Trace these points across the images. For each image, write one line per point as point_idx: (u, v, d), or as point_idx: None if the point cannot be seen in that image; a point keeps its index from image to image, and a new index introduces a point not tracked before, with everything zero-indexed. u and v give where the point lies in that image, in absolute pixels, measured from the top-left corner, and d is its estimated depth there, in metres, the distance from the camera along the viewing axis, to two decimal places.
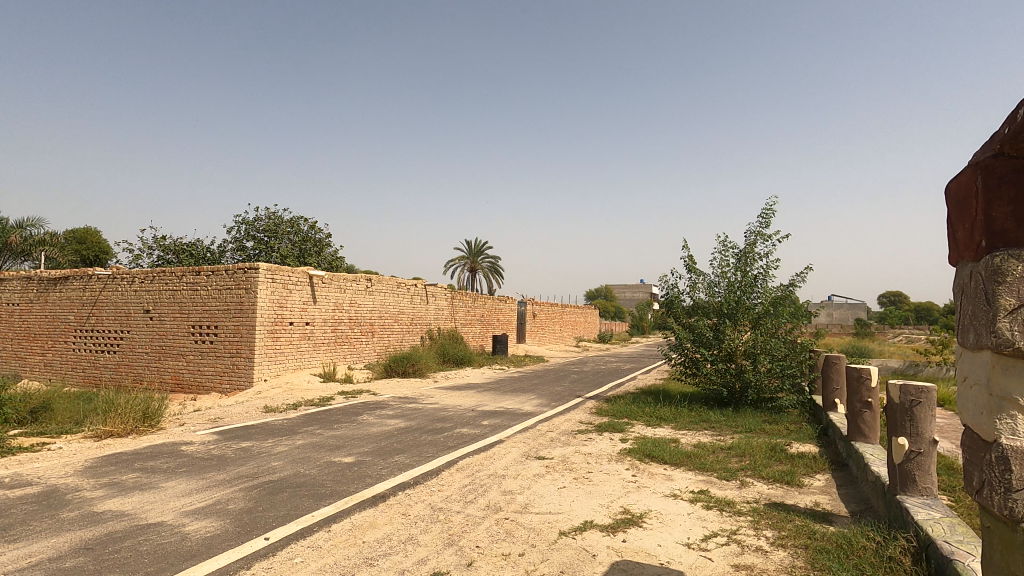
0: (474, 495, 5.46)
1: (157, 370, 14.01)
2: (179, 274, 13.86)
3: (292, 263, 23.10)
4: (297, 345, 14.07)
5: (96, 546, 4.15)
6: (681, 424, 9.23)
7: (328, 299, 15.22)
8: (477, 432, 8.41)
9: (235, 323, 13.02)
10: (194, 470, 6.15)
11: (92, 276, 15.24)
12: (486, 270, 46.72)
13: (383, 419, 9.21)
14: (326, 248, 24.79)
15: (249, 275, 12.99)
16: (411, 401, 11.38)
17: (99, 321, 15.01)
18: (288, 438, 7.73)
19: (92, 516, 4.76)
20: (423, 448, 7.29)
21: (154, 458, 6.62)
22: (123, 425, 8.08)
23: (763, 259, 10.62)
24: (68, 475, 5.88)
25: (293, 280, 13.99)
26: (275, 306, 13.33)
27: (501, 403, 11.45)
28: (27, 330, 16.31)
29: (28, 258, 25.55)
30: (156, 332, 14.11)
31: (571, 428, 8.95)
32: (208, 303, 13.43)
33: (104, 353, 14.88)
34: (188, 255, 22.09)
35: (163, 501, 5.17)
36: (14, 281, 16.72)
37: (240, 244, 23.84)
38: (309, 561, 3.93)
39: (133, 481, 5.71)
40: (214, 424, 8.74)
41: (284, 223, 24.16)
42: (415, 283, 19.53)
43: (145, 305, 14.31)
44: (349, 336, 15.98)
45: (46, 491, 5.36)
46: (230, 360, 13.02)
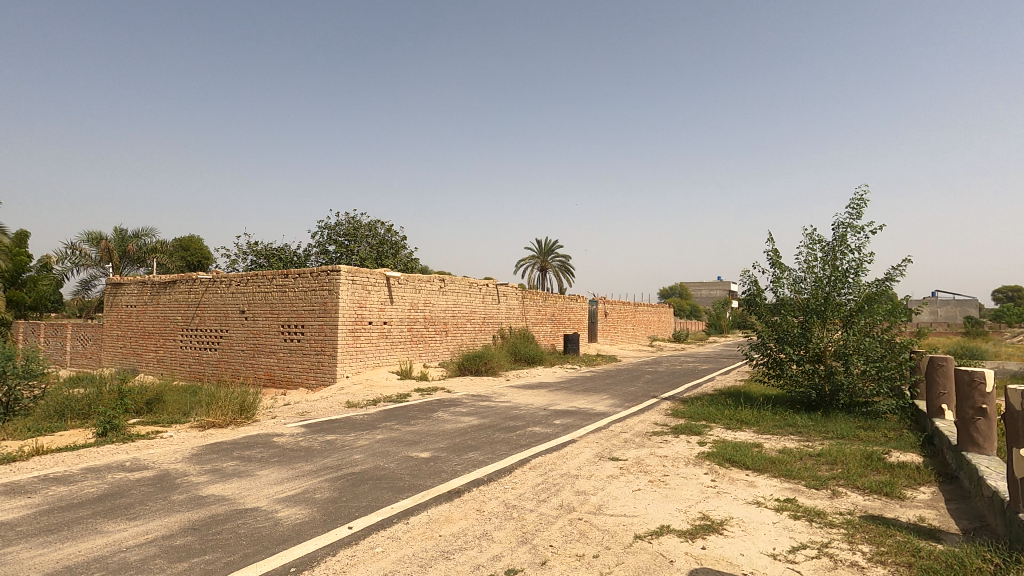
0: (547, 494, 5.46)
1: (252, 367, 15.10)
2: (270, 277, 14.89)
3: (370, 266, 24.15)
4: (375, 344, 14.65)
5: (203, 526, 4.53)
6: (765, 428, 8.78)
7: (405, 299, 15.73)
8: (550, 431, 8.41)
9: (320, 322, 13.79)
10: (285, 460, 6.57)
11: (196, 280, 16.69)
12: (557, 269, 46.70)
13: (457, 417, 9.43)
14: (403, 250, 25.65)
15: (331, 276, 13.70)
16: (484, 399, 11.56)
17: (202, 321, 16.38)
18: (369, 433, 8.08)
19: (198, 499, 5.21)
20: (496, 446, 7.38)
21: (250, 448, 7.14)
22: (223, 416, 8.77)
23: (855, 253, 9.84)
24: (178, 460, 6.48)
25: (372, 281, 14.58)
26: (355, 306, 13.98)
27: (573, 403, 11.37)
28: (142, 328, 18.09)
29: (143, 264, 28.31)
30: (250, 332, 15.22)
31: (646, 430, 8.73)
32: (296, 303, 14.32)
33: (206, 350, 16.24)
34: (277, 259, 23.66)
35: (258, 488, 5.57)
36: (132, 286, 18.60)
37: (323, 248, 25.22)
38: (389, 551, 4.09)
39: (232, 469, 6.19)
40: (303, 417, 9.30)
41: (362, 227, 25.32)
42: (486, 282, 19.81)
43: (241, 306, 15.48)
44: (424, 335, 16.46)
45: (161, 475, 5.93)
46: (316, 358, 13.79)
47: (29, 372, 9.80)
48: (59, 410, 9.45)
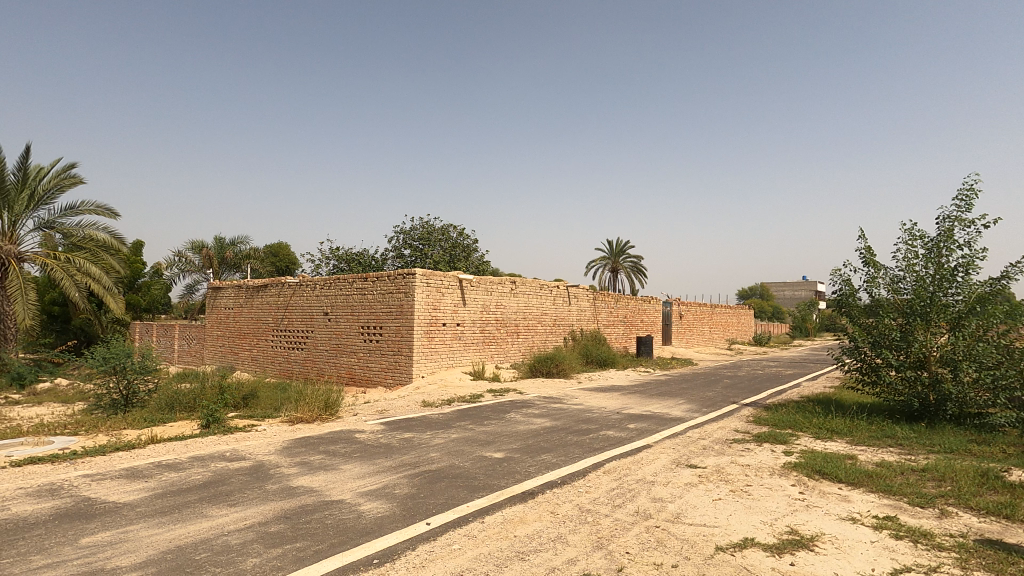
0: (622, 500, 5.35)
1: (334, 365, 15.92)
2: (350, 280, 15.65)
3: (444, 269, 24.76)
4: (449, 345, 15.00)
5: (293, 515, 4.83)
6: (859, 439, 8.15)
7: (477, 301, 16.00)
8: (624, 436, 8.26)
9: (397, 323, 14.31)
10: (367, 456, 6.87)
11: (284, 283, 17.83)
12: (629, 270, 45.76)
13: (529, 418, 9.47)
14: (474, 253, 26.10)
15: (407, 279, 14.19)
16: (556, 401, 11.52)
17: (290, 322, 17.48)
18: (444, 432, 8.29)
19: (289, 489, 5.56)
20: (569, 448, 7.33)
21: (334, 443, 7.53)
22: (310, 412, 9.31)
23: (963, 249, 8.99)
24: (271, 453, 6.94)
25: (445, 283, 14.94)
26: (430, 308, 14.39)
27: (647, 407, 11.09)
28: (239, 328, 19.56)
29: (238, 270, 30.61)
30: (333, 332, 16.06)
31: (726, 437, 8.37)
32: (375, 306, 14.95)
33: (294, 350, 17.30)
34: (357, 263, 24.82)
35: (342, 481, 5.87)
36: (229, 289, 20.15)
37: (399, 252, 26.16)
38: (465, 549, 4.17)
39: (319, 462, 6.56)
40: (382, 415, 9.69)
41: (435, 231, 26.04)
42: (557, 284, 19.77)
43: (325, 308, 16.37)
44: (495, 337, 16.67)
45: (256, 465, 6.39)
46: (393, 358, 14.33)
47: (144, 368, 10.87)
48: (169, 403, 10.41)
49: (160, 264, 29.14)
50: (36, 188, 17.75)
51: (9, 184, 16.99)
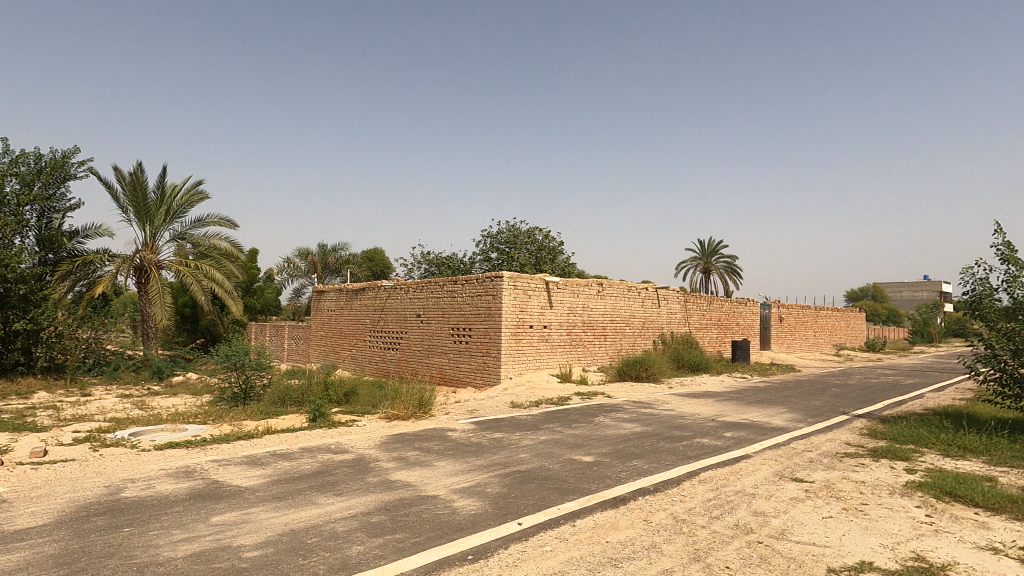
0: (721, 511, 5.11)
1: (427, 365, 16.55)
2: (441, 283, 16.22)
3: (530, 271, 24.97)
4: (536, 347, 15.09)
5: (393, 508, 5.08)
6: (998, 459, 7.21)
7: (564, 304, 15.97)
8: (720, 444, 7.88)
9: (486, 325, 14.62)
10: (459, 454, 7.08)
11: (380, 287, 18.82)
12: (722, 271, 43.61)
13: (619, 423, 9.29)
14: (560, 255, 26.08)
15: (495, 282, 14.45)
16: (646, 406, 11.22)
17: (386, 323, 18.41)
18: (533, 433, 8.35)
19: (388, 482, 5.85)
20: (661, 455, 7.11)
21: (428, 440, 7.83)
22: (405, 410, 9.75)
23: None
24: (371, 447, 7.35)
25: (532, 286, 15.05)
26: (517, 311, 14.56)
27: (745, 415, 10.50)
28: (339, 329, 20.90)
29: (339, 274, 32.73)
30: (425, 333, 16.70)
31: (837, 450, 7.72)
32: (464, 308, 15.37)
33: (389, 350, 18.20)
34: (446, 266, 25.66)
35: (437, 477, 6.08)
36: (331, 293, 21.58)
37: (486, 255, 26.72)
38: (557, 551, 4.17)
39: (415, 458, 6.85)
40: (472, 414, 9.94)
41: (522, 234, 26.33)
42: (645, 286, 19.27)
43: (417, 310, 17.07)
44: (582, 339, 16.54)
45: (358, 458, 6.79)
46: (482, 359, 14.64)
47: (260, 365, 11.92)
48: (281, 397, 11.34)
49: (272, 270, 31.85)
50: (171, 203, 20.02)
51: (150, 201, 19.29)
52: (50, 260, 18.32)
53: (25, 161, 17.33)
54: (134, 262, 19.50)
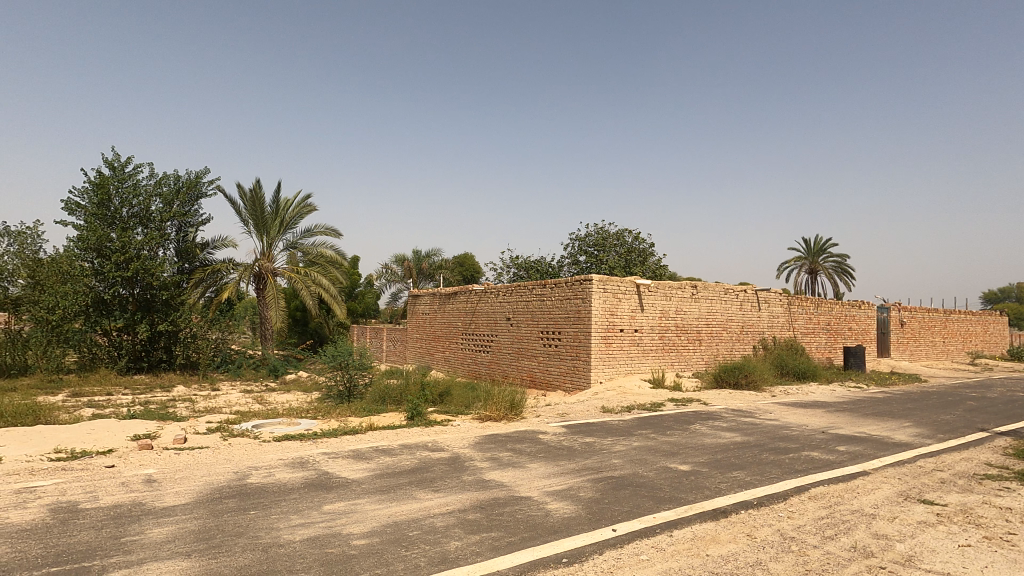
0: (835, 531, 4.72)
1: (517, 368, 16.77)
2: (530, 287, 16.37)
3: (619, 274, 24.54)
4: (627, 351, 14.79)
5: (488, 506, 5.20)
6: None
7: (656, 307, 15.52)
8: (833, 459, 7.28)
9: (575, 329, 14.56)
10: (551, 457, 7.10)
11: (471, 291, 19.36)
12: (831, 271, 40.28)
13: (718, 431, 8.87)
14: (651, 257, 25.38)
15: (584, 285, 14.34)
16: (747, 415, 10.61)
17: (477, 326, 18.89)
18: (626, 439, 8.18)
19: (483, 482, 6.00)
20: (765, 467, 6.69)
21: (520, 442, 7.93)
22: (497, 411, 9.94)
23: None
24: (466, 446, 7.57)
25: (622, 289, 14.77)
26: (607, 314, 14.35)
27: (861, 428, 9.62)
28: (433, 332, 21.73)
29: (432, 279, 34.04)
30: (515, 336, 16.93)
31: (975, 471, 6.86)
32: (553, 311, 15.40)
33: (480, 352, 18.65)
34: (535, 270, 25.86)
35: (530, 479, 6.14)
36: (425, 297, 22.48)
37: (574, 258, 26.62)
38: (654, 561, 4.06)
39: (508, 459, 6.97)
40: (563, 418, 9.93)
41: (610, 236, 25.96)
42: (744, 288, 18.25)
43: (507, 313, 17.36)
44: (676, 344, 15.97)
45: (454, 457, 7.03)
46: (572, 362, 14.60)
47: (362, 365, 12.69)
48: (381, 396, 12.00)
49: (372, 275, 33.78)
50: (284, 216, 21.86)
51: (266, 214, 21.21)
52: (185, 269, 20.67)
53: (166, 182, 19.76)
54: (254, 270, 21.48)
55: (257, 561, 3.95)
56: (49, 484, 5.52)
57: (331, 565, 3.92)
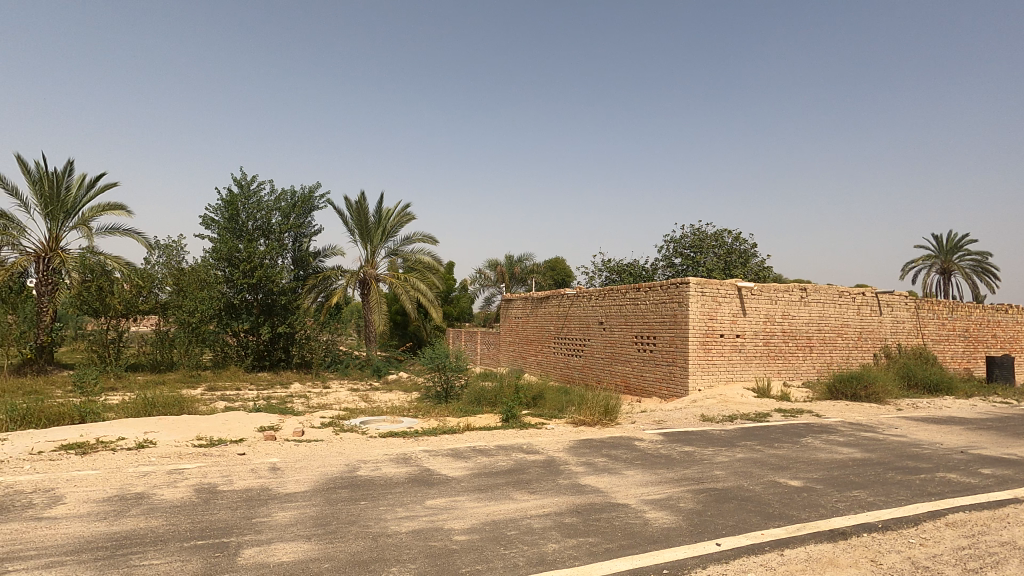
0: (980, 564, 4.18)
1: (610, 373, 16.52)
2: (624, 290, 16.08)
3: (719, 276, 23.40)
4: (728, 358, 14.05)
5: (584, 511, 5.18)
6: None
7: (760, 311, 14.60)
8: (975, 482, 6.45)
9: (671, 334, 14.07)
10: (648, 464, 6.92)
11: (563, 294, 19.36)
12: (968, 271, 35.70)
13: (834, 446, 8.17)
14: (753, 258, 23.95)
15: (681, 289, 13.84)
16: (867, 429, 9.68)
17: (569, 330, 18.85)
18: (728, 450, 7.78)
19: (579, 486, 5.98)
20: (892, 488, 6.08)
21: (616, 448, 7.80)
22: (592, 416, 9.86)
23: None
24: (561, 450, 7.58)
25: (722, 292, 14.05)
26: (706, 318, 13.73)
27: (1011, 449, 8.43)
28: (526, 335, 21.99)
29: (524, 284, 34.45)
30: (609, 341, 16.69)
31: None
32: (648, 316, 15.00)
33: (573, 356, 18.58)
34: (627, 273, 25.36)
35: (626, 486, 6.03)
36: (518, 301, 22.79)
37: (669, 261, 25.75)
38: None
39: (603, 464, 6.89)
40: (660, 425, 9.64)
41: (708, 237, 24.84)
42: (862, 291, 16.68)
43: (600, 317, 17.16)
44: (783, 351, 14.94)
45: (549, 460, 7.07)
46: (668, 368, 14.13)
47: (458, 367, 13.11)
48: (477, 397, 12.33)
49: (466, 280, 34.82)
50: (386, 225, 23.15)
51: (370, 224, 22.61)
52: (301, 276, 22.22)
53: (284, 197, 21.67)
54: (359, 276, 22.95)
55: (368, 549, 4.22)
56: (193, 467, 6.26)
57: (434, 558, 4.09)
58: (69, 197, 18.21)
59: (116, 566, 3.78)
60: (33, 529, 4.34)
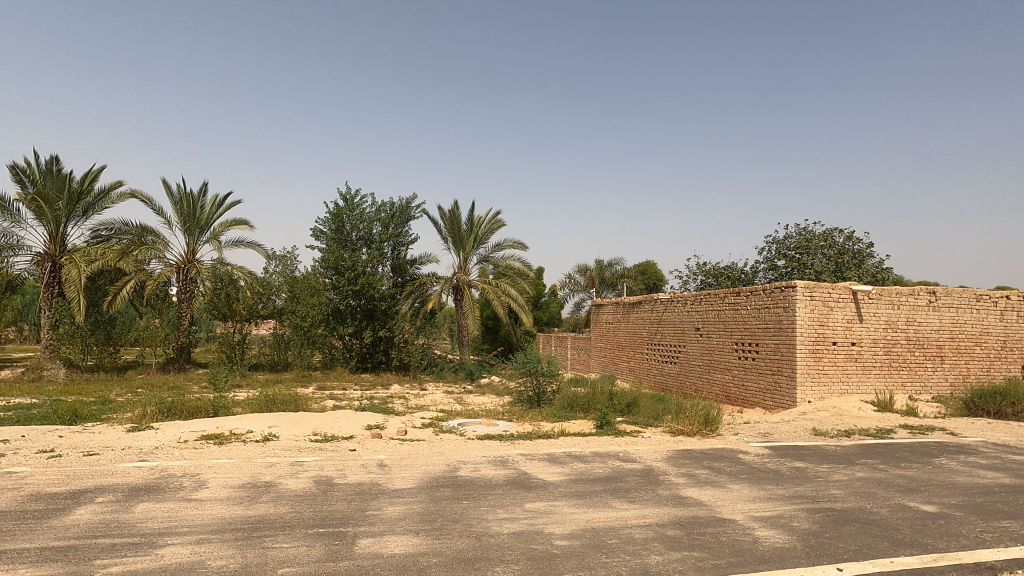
0: None
1: (708, 382, 15.82)
2: (723, 295, 15.34)
3: (828, 279, 21.67)
4: (842, 368, 12.96)
5: (687, 524, 5.01)
6: None
7: (879, 317, 13.33)
8: None
9: (776, 341, 13.22)
10: (755, 479, 6.56)
11: (656, 299, 18.85)
12: None
13: (975, 469, 7.27)
14: (869, 258, 21.95)
15: (787, 293, 12.96)
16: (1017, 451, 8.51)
17: (663, 336, 18.30)
18: (846, 468, 7.17)
19: (680, 498, 5.79)
20: None
21: (718, 460, 7.46)
22: (691, 426, 9.50)
23: None
24: (659, 460, 7.38)
25: (835, 297, 12.98)
26: (816, 325, 12.75)
27: None
28: (617, 341, 21.63)
29: (614, 288, 33.91)
30: (706, 348, 16.01)
31: None
32: (750, 321, 14.19)
33: (667, 363, 18.01)
34: (725, 277, 24.19)
35: (732, 500, 5.75)
36: (609, 307, 22.48)
37: (771, 263, 24.24)
38: None
39: (706, 477, 6.62)
40: (765, 438, 9.09)
41: (816, 237, 23.09)
42: (1006, 293, 14.71)
43: (697, 323, 16.50)
44: (908, 361, 13.52)
45: (647, 469, 6.90)
46: (773, 378, 13.29)
47: (550, 372, 13.16)
48: (570, 402, 12.31)
49: (556, 285, 34.89)
50: (478, 232, 23.78)
51: (462, 231, 23.36)
52: (400, 283, 23.35)
53: (384, 208, 22.96)
54: (453, 283, 23.75)
55: (472, 547, 4.36)
56: (311, 460, 6.81)
57: (536, 560, 4.16)
58: (204, 215, 20.50)
59: (252, 546, 4.21)
60: (184, 509, 4.94)
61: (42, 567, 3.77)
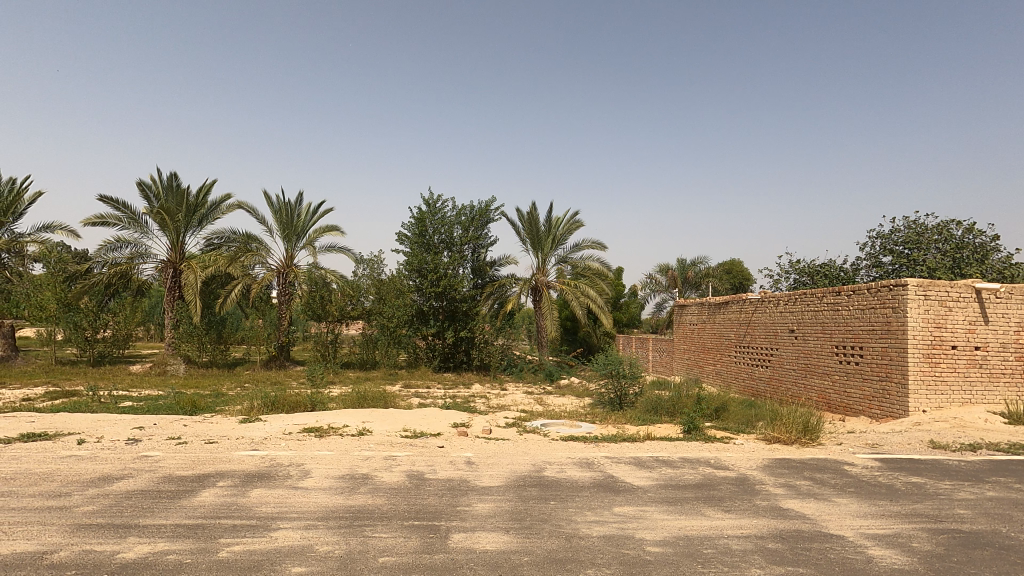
0: None
1: (805, 387, 14.83)
2: (820, 295, 14.32)
3: (944, 276, 19.62)
4: (964, 375, 11.67)
5: (790, 538, 4.72)
6: None
7: (1008, 318, 11.90)
8: None
9: (883, 345, 12.14)
10: (864, 494, 6.05)
11: (745, 300, 17.94)
12: None
13: None
14: (994, 253, 19.63)
15: (895, 293, 11.87)
16: None
17: (753, 338, 17.39)
18: (975, 486, 6.44)
19: (780, 510, 5.47)
20: None
21: (821, 471, 6.96)
22: (788, 434, 8.94)
23: None
24: (755, 469, 7.00)
25: (954, 296, 11.71)
26: (932, 327, 11.57)
27: None
28: (703, 343, 20.78)
29: (698, 288, 32.71)
30: (801, 351, 15.04)
31: None
32: (853, 324, 13.13)
33: (758, 367, 17.09)
34: (821, 275, 22.56)
35: (840, 515, 5.35)
36: (693, 307, 21.65)
37: (875, 259, 22.31)
38: None
39: (807, 488, 6.20)
40: (874, 449, 8.38)
41: (928, 230, 21.03)
42: None
43: (791, 324, 15.52)
44: None
45: (741, 478, 6.58)
46: (880, 385, 12.23)
47: (632, 374, 12.90)
48: (654, 405, 12.00)
49: (636, 286, 34.11)
50: (555, 233, 23.76)
51: (541, 232, 23.44)
52: (480, 284, 23.78)
53: (464, 212, 23.50)
54: (532, 284, 23.86)
55: (563, 548, 4.36)
56: (403, 455, 7.10)
57: (629, 565, 4.09)
58: (300, 222, 21.97)
59: (354, 534, 4.45)
60: (293, 496, 5.32)
61: (177, 541, 4.20)
